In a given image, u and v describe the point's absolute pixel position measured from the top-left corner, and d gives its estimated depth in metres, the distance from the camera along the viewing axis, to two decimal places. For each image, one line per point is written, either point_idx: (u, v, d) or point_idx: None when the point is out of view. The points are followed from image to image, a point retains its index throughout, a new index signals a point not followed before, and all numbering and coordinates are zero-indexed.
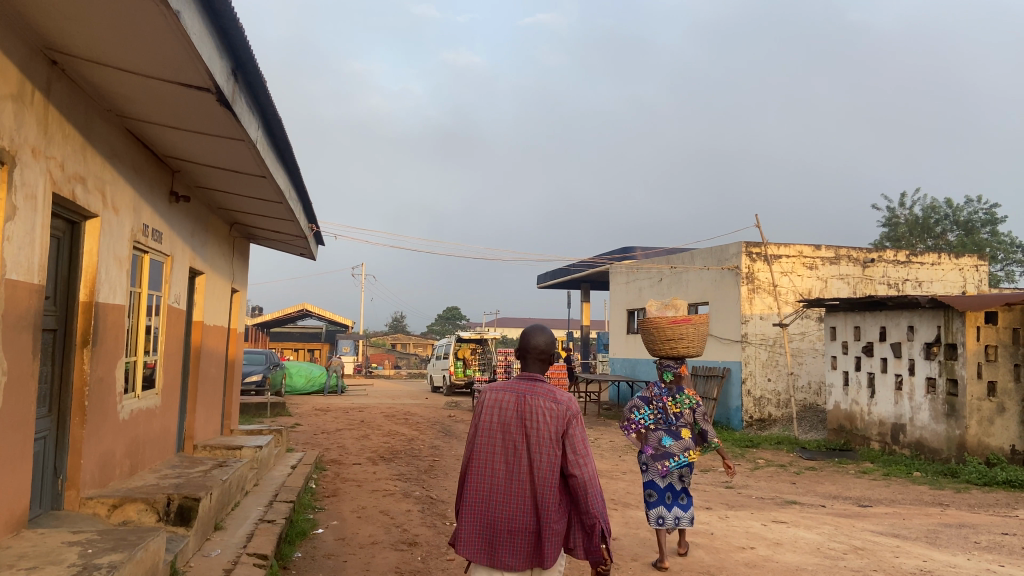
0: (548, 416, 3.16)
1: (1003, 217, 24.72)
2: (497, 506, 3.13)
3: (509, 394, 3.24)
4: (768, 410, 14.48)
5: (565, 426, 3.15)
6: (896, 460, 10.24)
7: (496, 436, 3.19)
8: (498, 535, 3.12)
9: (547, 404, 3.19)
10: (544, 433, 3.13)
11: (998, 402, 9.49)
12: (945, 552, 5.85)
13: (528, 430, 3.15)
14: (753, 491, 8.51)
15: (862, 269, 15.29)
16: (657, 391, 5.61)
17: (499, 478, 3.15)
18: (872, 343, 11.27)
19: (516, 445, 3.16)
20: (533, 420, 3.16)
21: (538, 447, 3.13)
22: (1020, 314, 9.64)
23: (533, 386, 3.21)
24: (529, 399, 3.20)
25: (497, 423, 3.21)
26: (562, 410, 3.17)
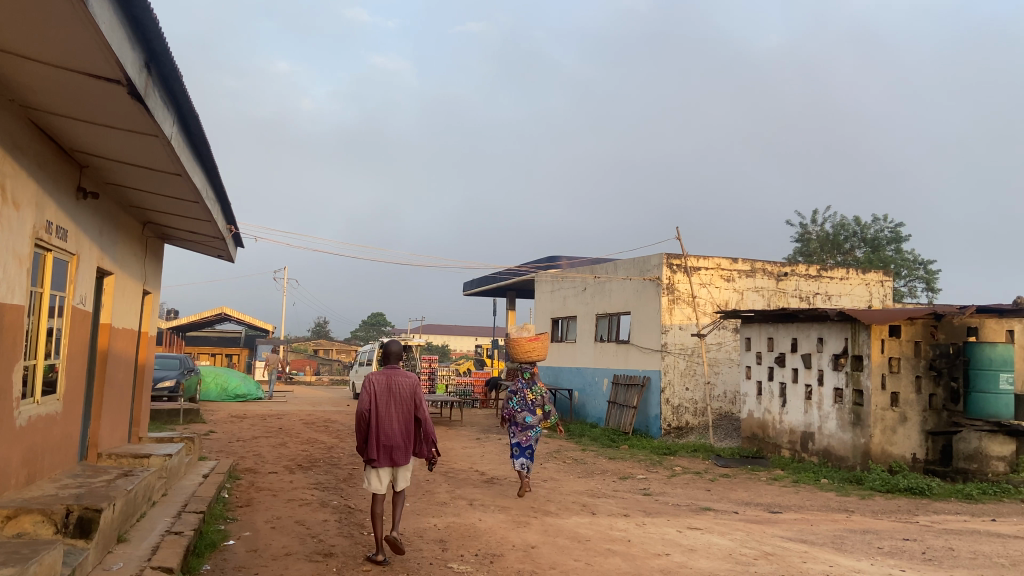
0: (406, 385, 5.75)
1: (907, 235, 26.07)
2: (385, 434, 5.60)
3: (383, 374, 5.76)
4: (686, 418, 14.81)
5: (412, 390, 5.76)
6: (805, 467, 10.60)
7: (378, 396, 5.67)
8: (384, 449, 5.59)
9: (405, 379, 5.77)
10: (405, 393, 5.73)
11: (900, 412, 9.96)
12: (849, 557, 6.09)
13: (395, 392, 5.71)
14: (669, 498, 8.67)
15: (776, 282, 15.84)
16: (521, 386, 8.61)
17: (384, 419, 5.61)
18: (784, 353, 11.67)
19: (391, 401, 5.68)
20: (399, 387, 5.73)
21: (401, 401, 5.70)
22: (919, 328, 10.16)
23: (396, 368, 5.77)
24: (395, 375, 5.76)
25: (380, 389, 5.67)
26: (412, 381, 5.79)
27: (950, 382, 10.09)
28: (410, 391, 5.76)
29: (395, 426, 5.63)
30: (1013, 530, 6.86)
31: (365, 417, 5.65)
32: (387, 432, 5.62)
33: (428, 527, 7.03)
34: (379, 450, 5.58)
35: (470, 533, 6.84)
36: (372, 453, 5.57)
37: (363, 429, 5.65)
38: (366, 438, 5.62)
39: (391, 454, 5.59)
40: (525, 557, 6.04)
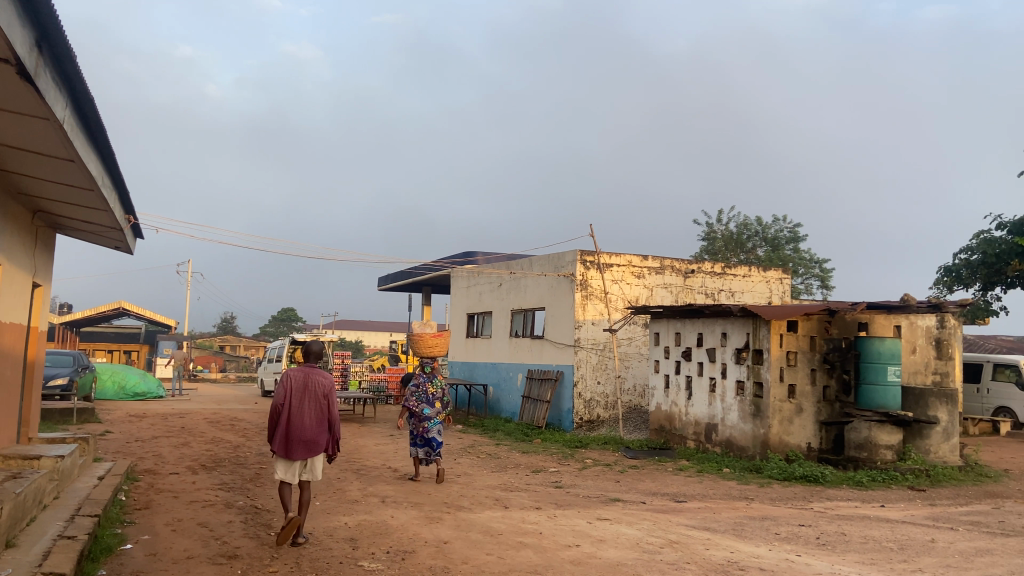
0: (320, 383, 5.93)
1: (803, 235, 27.38)
2: (296, 427, 5.78)
3: (299, 372, 5.92)
4: (597, 411, 15.10)
5: (326, 388, 5.95)
6: (709, 457, 10.99)
7: (292, 392, 5.82)
8: (294, 442, 5.77)
9: (320, 378, 5.96)
10: (319, 390, 5.92)
11: (796, 404, 10.46)
12: (749, 543, 6.35)
13: (309, 388, 5.89)
14: (580, 490, 8.83)
15: (683, 279, 16.34)
16: (421, 378, 9.32)
17: (297, 414, 5.79)
18: (690, 348, 12.06)
19: (304, 397, 5.85)
20: (313, 384, 5.91)
21: (315, 397, 5.88)
22: (815, 323, 10.70)
23: (313, 366, 5.96)
24: (310, 373, 5.94)
25: (295, 385, 5.84)
26: (326, 379, 5.98)
27: (843, 375, 10.67)
28: (324, 389, 5.95)
29: (307, 420, 5.81)
30: (898, 514, 7.32)
31: (278, 410, 5.80)
32: (299, 426, 5.79)
33: (338, 526, 6.90)
34: (289, 442, 5.76)
35: (382, 531, 6.77)
36: (281, 444, 5.75)
37: (274, 421, 5.81)
38: (276, 430, 5.78)
39: (302, 447, 5.77)
40: (436, 553, 6.02)
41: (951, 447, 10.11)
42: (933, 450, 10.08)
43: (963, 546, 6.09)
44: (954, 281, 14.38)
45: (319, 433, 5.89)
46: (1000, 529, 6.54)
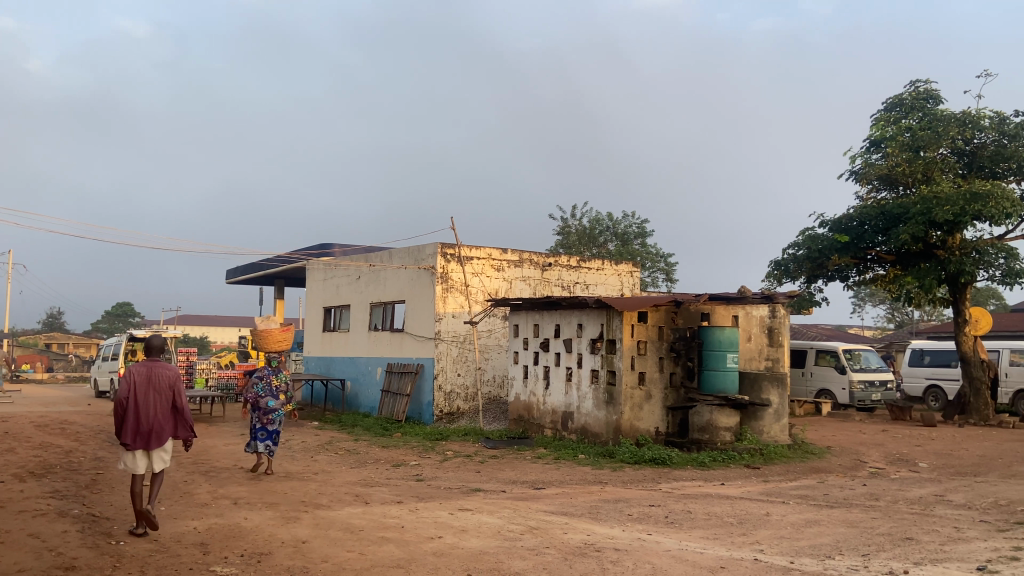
0: (163, 375, 6.03)
1: (651, 231, 28.86)
2: (143, 419, 5.85)
3: (142, 366, 5.99)
4: (457, 403, 15.18)
5: (171, 380, 6.06)
6: (565, 444, 11.34)
7: (137, 385, 5.89)
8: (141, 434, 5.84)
9: (164, 370, 6.06)
10: (164, 381, 6.02)
11: (646, 390, 11.02)
12: (604, 525, 6.64)
13: (154, 380, 5.97)
14: (441, 482, 8.85)
15: (541, 272, 16.74)
16: (265, 372, 9.17)
17: (142, 406, 5.86)
18: (548, 339, 12.39)
19: (149, 390, 5.92)
20: (157, 377, 5.99)
21: (159, 390, 5.97)
22: (663, 314, 11.31)
23: (155, 360, 6.03)
24: (154, 367, 6.01)
25: (139, 379, 5.91)
26: (170, 372, 6.08)
27: (687, 362, 11.36)
28: (168, 381, 6.05)
29: (154, 412, 5.89)
30: (737, 491, 7.90)
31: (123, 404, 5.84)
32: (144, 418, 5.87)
33: (186, 531, 6.52)
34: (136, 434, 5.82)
35: (235, 534, 6.46)
36: (128, 436, 5.80)
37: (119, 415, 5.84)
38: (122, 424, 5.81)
39: (146, 439, 5.84)
40: (294, 553, 5.84)
41: (781, 427, 11.01)
42: (765, 431, 10.94)
43: (793, 517, 6.67)
44: (783, 274, 15.64)
45: (166, 425, 5.97)
46: (824, 500, 7.22)
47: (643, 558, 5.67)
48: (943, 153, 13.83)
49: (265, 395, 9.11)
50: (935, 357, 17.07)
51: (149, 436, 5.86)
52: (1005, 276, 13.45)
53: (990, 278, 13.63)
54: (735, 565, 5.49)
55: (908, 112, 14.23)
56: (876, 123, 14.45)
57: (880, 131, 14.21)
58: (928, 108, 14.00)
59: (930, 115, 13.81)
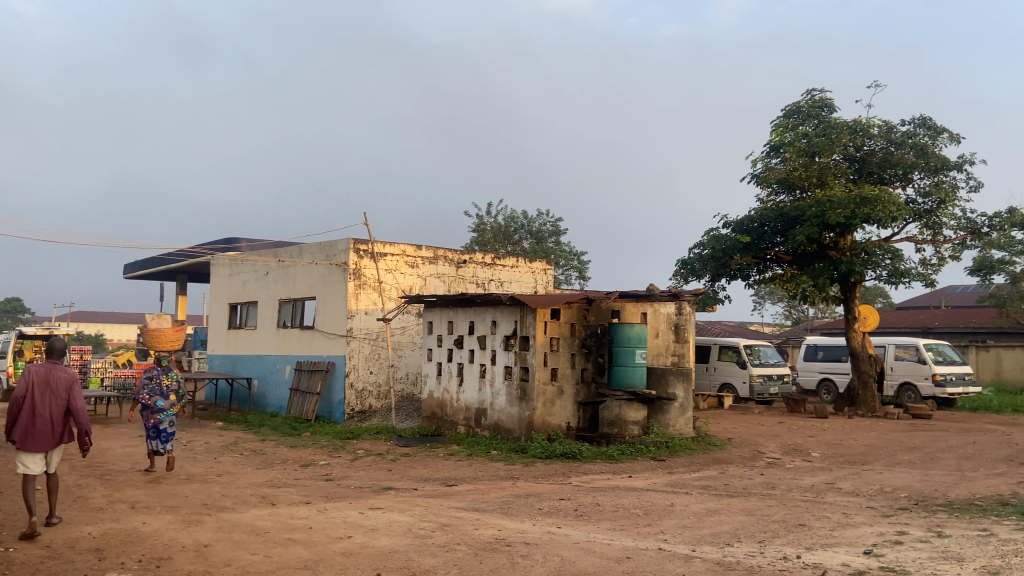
0: (60, 379, 5.87)
1: (565, 229, 29.27)
2: (32, 422, 5.72)
3: (41, 368, 5.87)
4: (369, 401, 14.99)
5: (68, 384, 5.89)
6: (478, 441, 11.38)
7: (32, 387, 5.77)
8: (30, 436, 5.71)
9: (61, 373, 5.90)
10: (61, 384, 5.86)
11: (558, 386, 11.18)
12: (515, 520, 6.71)
13: (51, 382, 5.82)
14: (351, 481, 8.72)
15: (455, 269, 16.71)
16: (154, 372, 8.85)
17: (34, 409, 5.73)
18: (462, 335, 12.38)
19: (44, 392, 5.79)
20: (54, 380, 5.84)
21: (54, 393, 5.82)
22: (575, 311, 11.50)
23: (54, 363, 5.90)
24: (54, 369, 5.89)
25: (35, 380, 5.79)
26: (68, 376, 5.92)
27: (598, 358, 11.60)
28: (65, 385, 5.89)
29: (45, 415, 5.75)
30: (644, 483, 8.12)
31: (17, 404, 5.75)
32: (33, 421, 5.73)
33: (80, 537, 6.19)
34: (24, 436, 5.70)
35: (133, 539, 6.18)
36: (17, 437, 5.69)
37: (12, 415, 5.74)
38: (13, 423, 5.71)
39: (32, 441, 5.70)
40: (196, 557, 5.64)
41: (686, 420, 11.40)
42: (671, 424, 11.30)
43: (696, 507, 6.91)
44: (689, 273, 16.15)
45: (57, 429, 5.82)
46: (725, 490, 7.51)
47: (553, 552, 5.76)
48: (836, 159, 14.60)
49: (155, 395, 8.82)
50: (829, 352, 18.04)
51: (38, 438, 5.72)
52: (890, 275, 14.36)
53: (877, 277, 14.51)
54: (642, 555, 5.65)
55: (804, 119, 14.90)
56: (775, 129, 15.09)
57: (780, 136, 14.85)
58: (822, 116, 14.72)
59: (825, 123, 14.54)
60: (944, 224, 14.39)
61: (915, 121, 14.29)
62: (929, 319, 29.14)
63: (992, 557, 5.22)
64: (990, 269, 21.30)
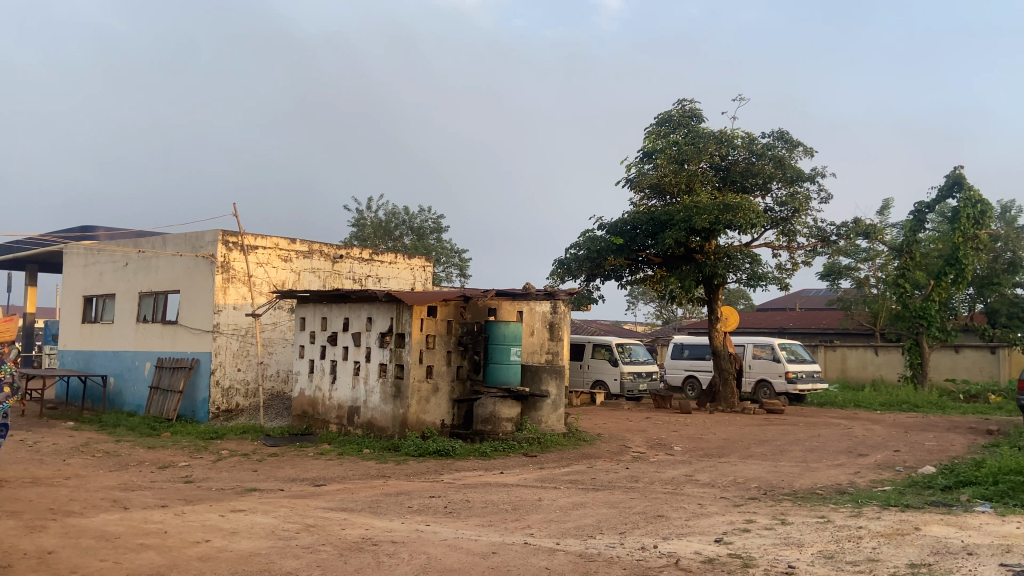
0: None
1: (446, 227, 29.29)
2: None
3: None
4: (236, 400, 14.41)
5: None
6: (350, 440, 11.18)
7: None
8: None
9: None
10: None
11: (433, 384, 11.17)
12: (384, 519, 6.64)
13: None
14: (213, 483, 8.36)
15: (331, 264, 16.34)
16: None
17: None
18: (336, 332, 12.13)
19: None
20: None
21: None
22: (452, 309, 11.51)
23: None
24: None
25: None
26: None
27: (474, 355, 11.66)
28: None
29: None
30: (515, 478, 8.24)
31: None
32: None
33: None
34: None
35: None
36: None
37: None
38: None
39: None
40: (37, 565, 5.24)
41: (558, 417, 11.66)
42: (544, 420, 11.50)
43: (563, 501, 7.08)
44: (566, 273, 16.53)
45: None
46: (591, 484, 7.74)
47: (419, 549, 5.75)
48: (703, 167, 15.35)
49: None
50: (693, 350, 18.96)
51: None
52: (749, 279, 15.25)
53: (738, 280, 15.37)
54: (507, 549, 5.73)
55: (675, 127, 15.62)
56: (649, 136, 15.71)
57: (652, 143, 15.45)
58: (692, 126, 15.47)
59: (694, 132, 15.27)
60: (797, 232, 15.40)
61: (773, 134, 15.24)
62: (785, 321, 31.21)
63: (828, 542, 5.65)
64: (837, 275, 22.99)
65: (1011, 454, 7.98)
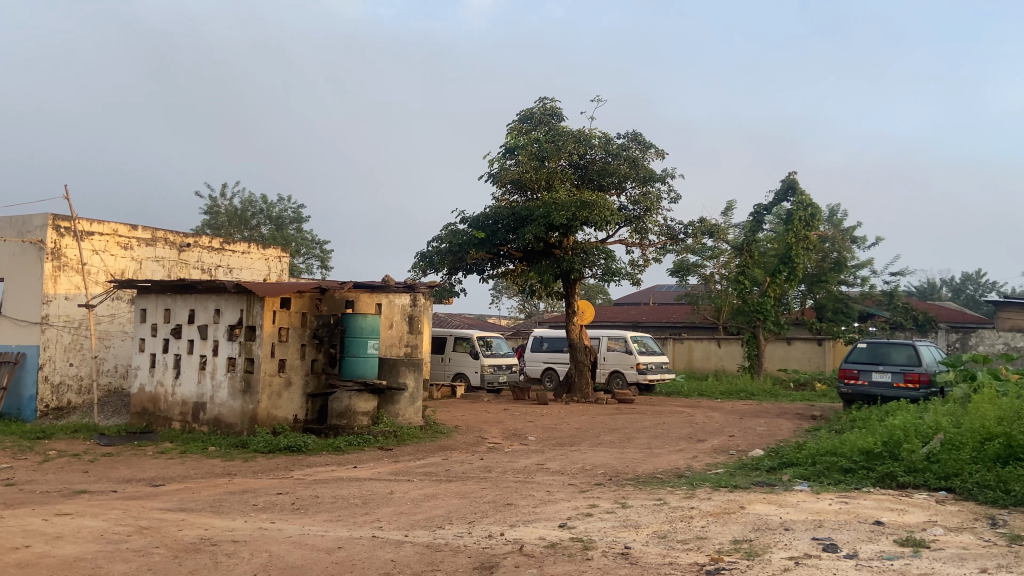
0: None
1: (306, 217, 28.59)
2: None
3: None
4: (68, 397, 13.40)
5: None
6: (194, 437, 10.66)
7: None
8: None
9: None
10: None
11: (285, 378, 10.86)
12: (226, 518, 6.40)
13: None
14: (37, 486, 7.73)
15: (177, 253, 15.50)
16: None
17: None
18: (181, 325, 11.54)
19: None
20: None
21: None
22: (307, 301, 11.24)
23: None
24: None
25: None
26: None
27: (329, 349, 11.44)
28: None
29: None
30: (368, 472, 8.16)
31: None
32: None
33: None
34: None
35: None
36: None
37: None
38: None
39: None
40: None
41: (415, 410, 11.57)
42: (400, 414, 11.41)
43: (415, 493, 7.09)
44: (428, 266, 16.49)
45: None
46: (444, 475, 7.79)
47: (261, 548, 5.57)
48: (562, 165, 15.78)
49: None
50: (552, 343, 19.46)
51: None
52: (604, 274, 15.82)
53: (594, 275, 15.92)
54: (353, 544, 5.67)
55: (536, 125, 15.97)
56: (511, 132, 15.96)
57: (513, 139, 15.70)
58: (552, 124, 15.87)
59: (554, 130, 15.66)
60: (649, 230, 16.13)
61: (628, 135, 15.87)
62: (639, 314, 32.69)
63: (662, 523, 5.97)
64: (685, 271, 24.25)
65: (828, 436, 8.75)
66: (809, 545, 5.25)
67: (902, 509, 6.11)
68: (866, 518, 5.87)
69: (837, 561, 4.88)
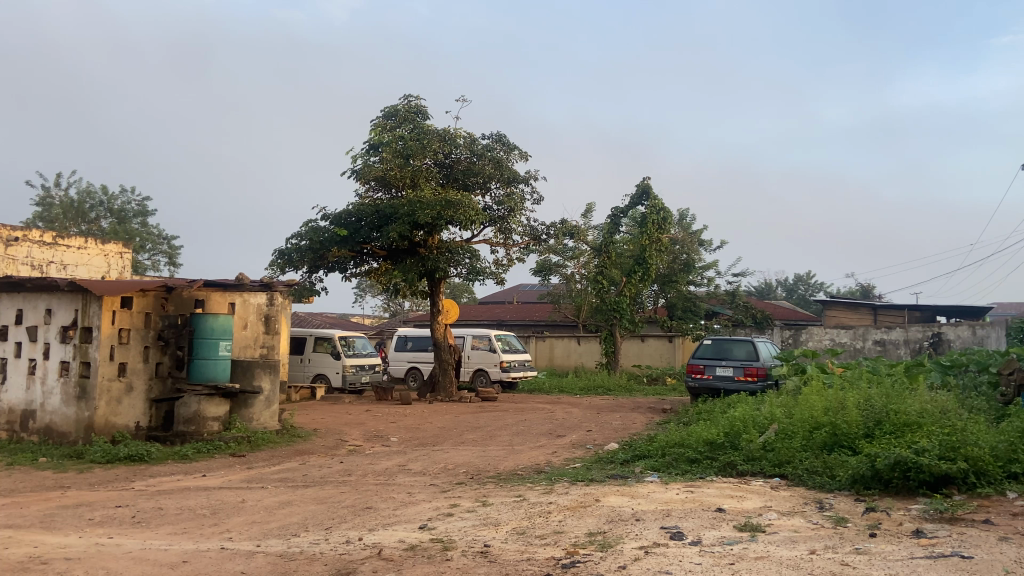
0: None
1: (152, 211, 26.94)
2: None
3: None
4: None
5: None
6: (21, 448, 9.74)
7: None
8: None
9: None
10: None
11: (126, 382, 10.13)
12: (57, 535, 5.87)
13: None
14: None
15: (3, 247, 14.06)
16: None
17: None
18: (6, 326, 10.55)
19: None
20: None
21: None
22: (151, 300, 10.56)
23: None
24: None
25: None
26: None
27: (176, 351, 10.77)
28: None
29: None
30: (218, 480, 7.76)
31: None
32: None
33: None
34: None
35: None
36: None
37: None
38: None
39: None
40: None
41: (270, 414, 11.15)
42: (255, 418, 10.95)
43: (269, 501, 6.81)
44: (286, 263, 15.90)
45: None
46: (301, 481, 7.54)
47: (97, 565, 5.16)
48: (427, 163, 15.70)
49: None
50: (416, 342, 19.36)
51: None
52: (469, 273, 15.89)
53: (458, 274, 15.95)
54: (201, 557, 5.36)
55: (401, 122, 15.79)
56: (375, 128, 15.69)
57: (377, 135, 15.44)
58: (417, 122, 15.76)
59: (419, 128, 15.55)
60: (513, 230, 16.36)
61: (493, 136, 16.03)
62: (501, 313, 33.20)
63: (521, 519, 6.06)
64: (547, 271, 24.86)
65: (676, 429, 9.22)
66: (658, 535, 5.50)
67: (741, 496, 6.54)
68: (709, 506, 6.23)
69: (683, 548, 5.15)
